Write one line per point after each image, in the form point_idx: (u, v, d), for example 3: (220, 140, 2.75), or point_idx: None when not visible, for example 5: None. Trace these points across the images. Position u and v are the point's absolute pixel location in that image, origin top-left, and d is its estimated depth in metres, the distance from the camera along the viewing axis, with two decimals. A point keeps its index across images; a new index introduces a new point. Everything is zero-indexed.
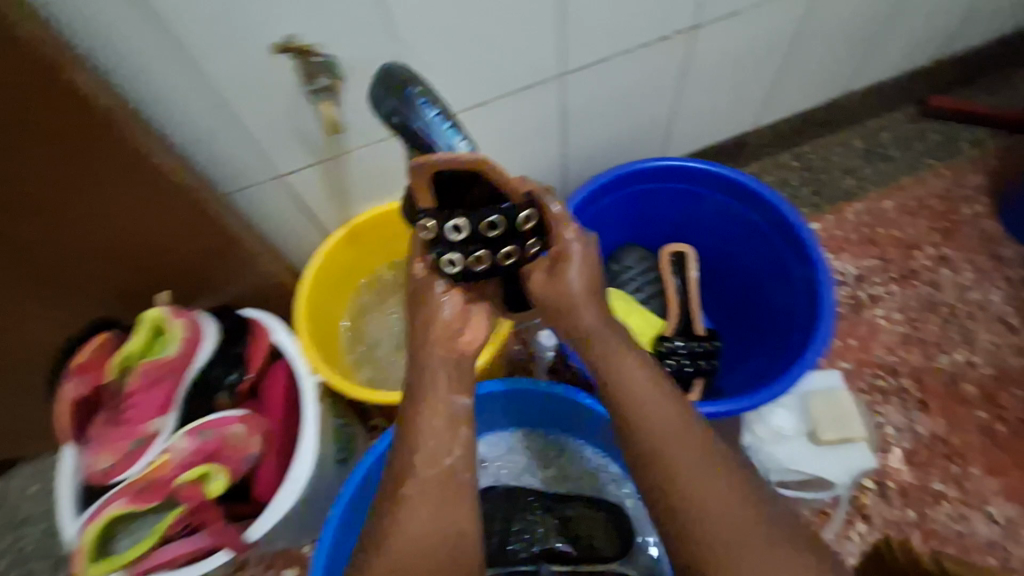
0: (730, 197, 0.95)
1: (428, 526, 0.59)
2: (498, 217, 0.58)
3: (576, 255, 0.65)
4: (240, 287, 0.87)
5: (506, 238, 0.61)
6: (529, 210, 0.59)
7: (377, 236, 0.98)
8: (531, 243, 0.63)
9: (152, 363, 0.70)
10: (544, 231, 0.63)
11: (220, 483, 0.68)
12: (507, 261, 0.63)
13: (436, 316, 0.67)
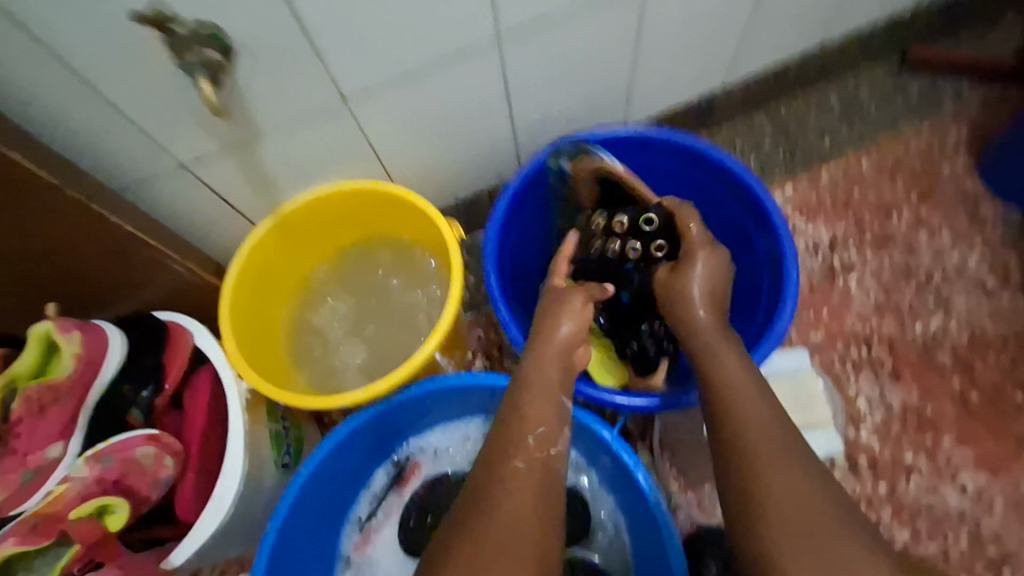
0: (693, 166, 0.88)
1: (524, 516, 0.57)
2: (626, 217, 0.82)
3: (699, 256, 0.72)
4: (155, 291, 0.80)
5: (633, 234, 0.81)
6: (653, 212, 0.80)
7: (315, 222, 0.90)
8: (657, 243, 0.79)
9: (43, 384, 0.63)
10: (675, 242, 0.79)
11: (122, 514, 0.62)
12: (632, 255, 0.80)
13: (556, 324, 0.69)
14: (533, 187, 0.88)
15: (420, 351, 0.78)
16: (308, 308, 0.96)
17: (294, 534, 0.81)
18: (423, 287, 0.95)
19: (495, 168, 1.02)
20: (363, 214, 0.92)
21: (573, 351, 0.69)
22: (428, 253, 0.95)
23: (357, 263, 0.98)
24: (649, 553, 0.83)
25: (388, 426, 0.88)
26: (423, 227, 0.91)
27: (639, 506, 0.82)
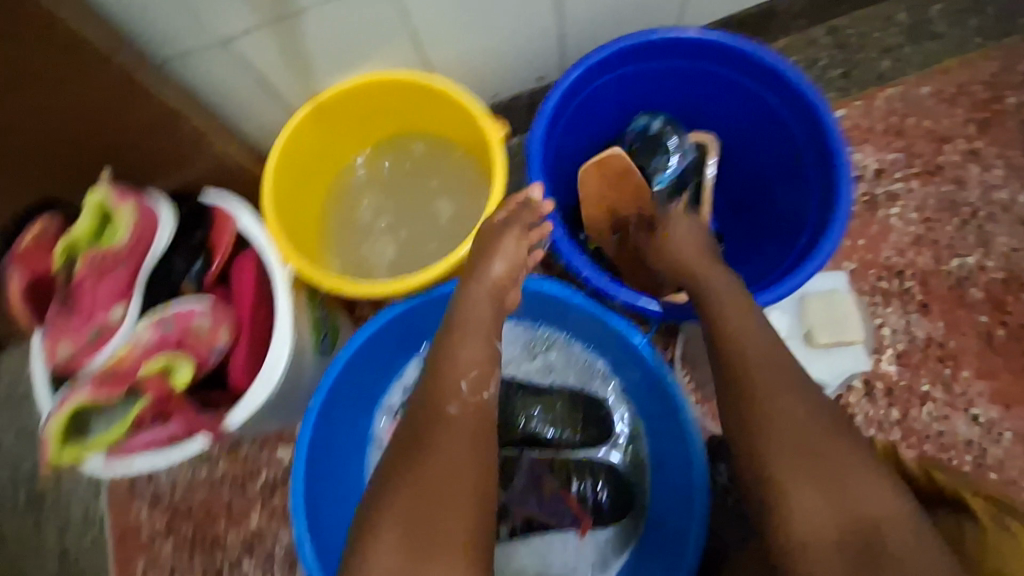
0: (752, 80, 0.84)
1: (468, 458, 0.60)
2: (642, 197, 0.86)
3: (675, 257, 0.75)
4: (193, 174, 0.80)
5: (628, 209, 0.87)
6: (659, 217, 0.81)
7: (354, 112, 0.88)
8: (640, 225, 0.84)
9: (104, 249, 0.66)
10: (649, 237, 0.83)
11: (185, 373, 0.68)
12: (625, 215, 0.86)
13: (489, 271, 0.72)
14: (581, 90, 0.85)
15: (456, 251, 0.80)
16: (346, 203, 0.96)
17: (330, 412, 0.85)
18: (460, 190, 0.94)
19: (537, 69, 0.98)
20: (403, 108, 0.90)
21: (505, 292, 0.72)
22: (466, 155, 0.94)
23: (395, 160, 0.97)
24: (669, 454, 0.87)
25: (420, 321, 0.90)
26: (462, 127, 0.89)
27: (665, 410, 0.85)
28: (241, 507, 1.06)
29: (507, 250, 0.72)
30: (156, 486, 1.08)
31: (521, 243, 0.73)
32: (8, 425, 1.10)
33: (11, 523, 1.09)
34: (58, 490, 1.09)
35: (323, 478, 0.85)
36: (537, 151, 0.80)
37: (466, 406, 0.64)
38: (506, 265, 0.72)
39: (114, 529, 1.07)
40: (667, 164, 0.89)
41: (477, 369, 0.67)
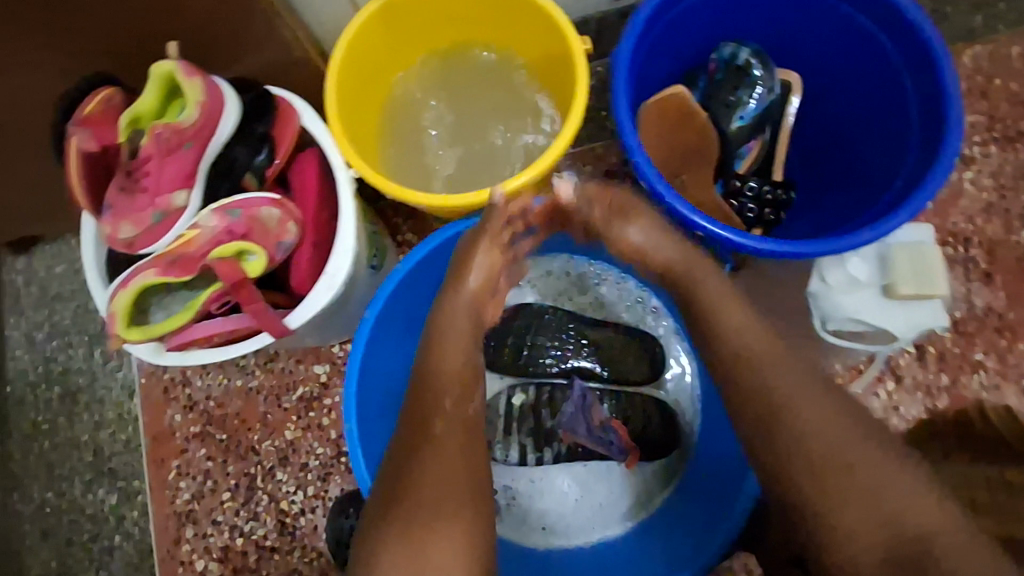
0: (860, 13, 0.76)
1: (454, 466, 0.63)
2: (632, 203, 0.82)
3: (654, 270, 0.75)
4: (254, 65, 0.74)
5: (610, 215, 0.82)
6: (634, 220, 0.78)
7: (422, 13, 0.82)
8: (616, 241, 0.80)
9: (170, 125, 0.62)
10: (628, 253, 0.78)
11: (257, 260, 0.64)
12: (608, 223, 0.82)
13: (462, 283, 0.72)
14: (670, 11, 0.78)
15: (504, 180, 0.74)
16: (400, 112, 0.89)
17: (385, 325, 0.83)
18: (525, 110, 0.88)
19: None
20: (474, 13, 0.83)
21: (482, 300, 0.72)
22: (535, 70, 0.88)
23: (457, 73, 0.90)
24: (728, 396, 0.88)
25: None
26: (539, 39, 0.82)
27: None
28: (277, 419, 1.06)
29: (479, 264, 0.72)
30: (191, 393, 1.08)
31: (493, 254, 0.73)
32: (43, 322, 1.11)
33: (45, 418, 1.09)
34: (93, 389, 1.09)
35: (374, 393, 0.84)
36: (624, 68, 0.74)
37: (451, 421, 0.66)
38: (481, 278, 0.72)
39: (148, 430, 1.07)
40: (750, 102, 0.84)
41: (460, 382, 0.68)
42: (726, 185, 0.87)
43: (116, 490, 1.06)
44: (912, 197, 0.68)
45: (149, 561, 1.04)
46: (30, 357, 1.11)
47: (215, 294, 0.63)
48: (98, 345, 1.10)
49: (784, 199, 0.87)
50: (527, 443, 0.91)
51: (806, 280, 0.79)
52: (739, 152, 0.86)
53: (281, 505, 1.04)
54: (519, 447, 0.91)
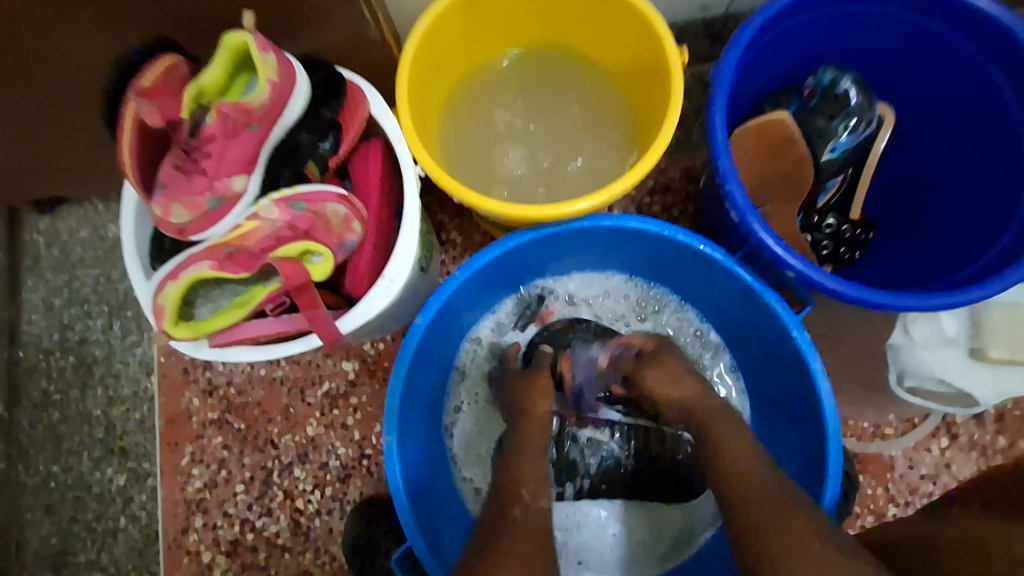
0: (984, 51, 0.70)
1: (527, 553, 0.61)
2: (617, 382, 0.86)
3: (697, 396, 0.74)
4: (322, 43, 0.68)
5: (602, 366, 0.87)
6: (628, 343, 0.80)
7: (506, 3, 0.76)
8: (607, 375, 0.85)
9: (238, 105, 0.56)
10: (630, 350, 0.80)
11: (322, 263, 0.60)
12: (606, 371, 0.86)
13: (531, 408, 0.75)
14: (774, 28, 0.72)
15: (572, 200, 0.69)
16: (467, 107, 0.84)
17: (432, 333, 0.78)
18: (600, 118, 0.83)
19: None
20: (563, 10, 0.77)
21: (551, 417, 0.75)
22: (617, 78, 0.82)
23: (530, 70, 0.84)
24: (793, 448, 0.79)
25: (540, 253, 0.82)
26: (627, 46, 0.77)
27: (802, 399, 0.76)
28: (298, 413, 1.02)
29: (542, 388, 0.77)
30: (211, 377, 1.03)
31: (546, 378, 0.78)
32: (62, 287, 1.06)
33: (57, 388, 1.04)
34: (109, 362, 1.04)
35: (412, 404, 0.79)
36: (722, 89, 0.68)
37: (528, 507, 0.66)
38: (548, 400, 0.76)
39: (163, 412, 1.02)
40: (842, 134, 0.78)
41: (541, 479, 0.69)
42: (804, 218, 0.82)
43: (125, 470, 1.02)
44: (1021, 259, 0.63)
45: (154, 546, 1.00)
46: (46, 324, 1.06)
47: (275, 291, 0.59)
48: (117, 316, 1.05)
49: (860, 241, 0.83)
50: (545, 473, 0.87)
51: (889, 332, 0.74)
52: (824, 184, 0.81)
53: (296, 503, 1.00)
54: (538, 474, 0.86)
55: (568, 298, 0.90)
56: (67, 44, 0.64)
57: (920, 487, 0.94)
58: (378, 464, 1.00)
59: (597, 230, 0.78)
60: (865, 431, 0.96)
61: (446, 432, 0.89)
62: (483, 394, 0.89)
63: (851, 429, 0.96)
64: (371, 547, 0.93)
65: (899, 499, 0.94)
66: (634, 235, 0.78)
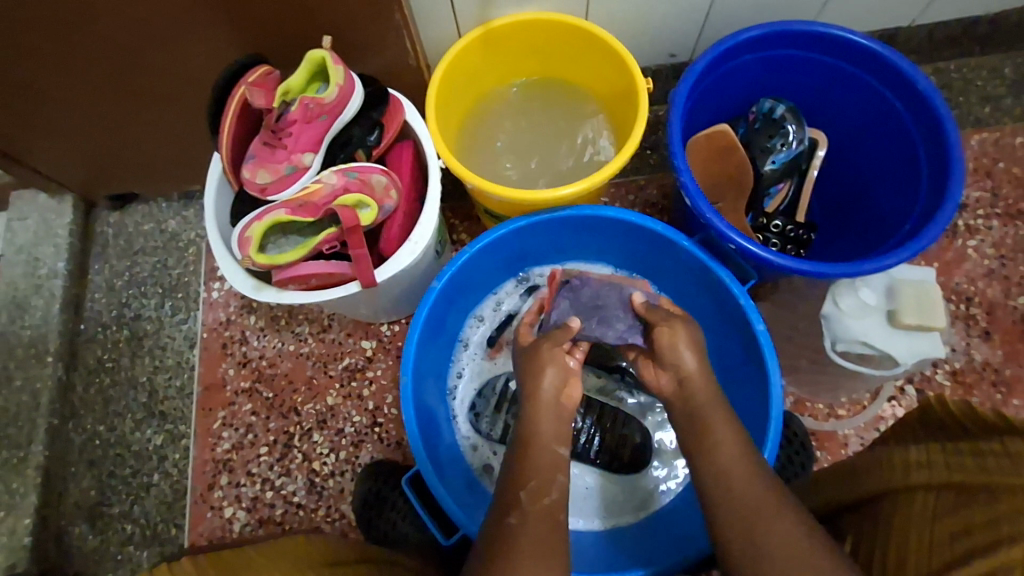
0: (884, 83, 0.89)
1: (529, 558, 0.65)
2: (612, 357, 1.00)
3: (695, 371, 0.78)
4: (373, 65, 0.89)
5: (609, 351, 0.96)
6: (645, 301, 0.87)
7: (513, 44, 0.97)
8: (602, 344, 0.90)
9: (317, 98, 0.75)
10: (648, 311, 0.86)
11: (368, 213, 0.77)
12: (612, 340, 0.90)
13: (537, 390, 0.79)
14: (721, 65, 0.92)
15: (560, 188, 0.88)
16: (481, 124, 1.05)
17: (443, 301, 0.95)
18: (588, 134, 1.04)
19: (670, 46, 1.11)
20: (557, 50, 0.99)
21: (561, 395, 0.79)
22: (601, 104, 1.03)
23: (532, 96, 1.06)
24: (748, 407, 0.92)
25: (534, 241, 1.00)
26: (608, 78, 0.98)
27: (754, 359, 0.90)
28: (321, 383, 1.15)
29: (549, 361, 0.80)
30: (246, 351, 1.18)
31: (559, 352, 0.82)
32: (123, 270, 1.23)
33: (110, 356, 1.18)
34: (158, 336, 1.19)
35: (424, 361, 0.94)
36: (678, 107, 0.87)
37: (524, 514, 0.70)
38: (555, 375, 0.79)
39: (202, 380, 1.16)
40: (781, 149, 0.97)
41: (543, 478, 0.73)
42: (756, 219, 0.99)
43: (162, 431, 1.14)
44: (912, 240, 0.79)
45: (182, 501, 1.11)
46: (107, 301, 1.22)
47: (329, 236, 0.75)
48: (169, 296, 1.21)
49: (803, 239, 1.00)
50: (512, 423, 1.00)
51: (821, 303, 0.89)
52: (768, 191, 0.99)
53: (313, 465, 1.11)
54: (503, 424, 1.00)
55: None
56: (186, 53, 0.86)
57: None
58: (389, 432, 1.12)
59: (584, 219, 0.95)
60: (821, 411, 1.09)
61: (450, 393, 1.05)
62: (481, 362, 1.07)
63: (808, 409, 1.10)
64: (378, 500, 1.03)
65: None
66: (612, 226, 0.96)
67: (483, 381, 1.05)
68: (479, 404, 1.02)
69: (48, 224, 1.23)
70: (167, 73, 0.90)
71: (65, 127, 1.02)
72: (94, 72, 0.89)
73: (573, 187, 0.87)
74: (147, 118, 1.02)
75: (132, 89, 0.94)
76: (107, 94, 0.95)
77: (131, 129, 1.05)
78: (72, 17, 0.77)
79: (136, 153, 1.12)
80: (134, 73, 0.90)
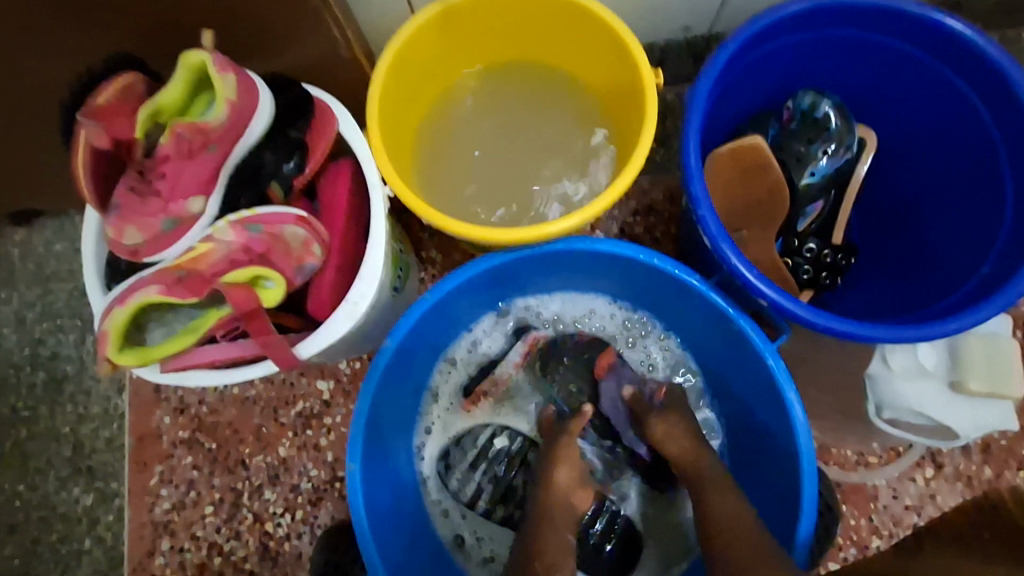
0: (965, 79, 0.69)
1: None
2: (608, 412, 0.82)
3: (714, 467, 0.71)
4: (294, 62, 0.68)
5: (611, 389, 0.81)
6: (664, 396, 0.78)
7: (480, 23, 0.75)
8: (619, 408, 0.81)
9: (195, 125, 0.55)
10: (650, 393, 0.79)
11: (275, 289, 0.58)
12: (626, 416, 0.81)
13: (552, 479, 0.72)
14: (752, 50, 0.70)
15: (545, 223, 0.68)
16: (443, 128, 0.83)
17: (401, 357, 0.77)
18: (582, 136, 0.82)
19: (684, 18, 0.89)
20: (540, 30, 0.77)
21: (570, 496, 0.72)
22: (596, 98, 0.82)
23: (507, 88, 0.84)
24: (768, 480, 0.77)
25: (515, 274, 0.81)
26: (606, 67, 0.76)
27: (779, 426, 0.74)
28: (271, 433, 1.00)
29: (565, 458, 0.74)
30: (184, 395, 1.01)
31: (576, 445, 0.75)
32: (35, 301, 1.05)
33: (26, 404, 1.02)
34: (80, 379, 1.02)
35: (380, 429, 0.78)
36: (699, 110, 0.67)
37: None
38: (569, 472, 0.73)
39: (133, 430, 1.00)
40: (822, 159, 0.76)
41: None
42: (786, 242, 0.80)
43: (92, 489, 0.99)
44: (997, 294, 0.61)
45: (118, 570, 0.97)
46: (18, 337, 1.04)
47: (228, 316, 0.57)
48: (91, 332, 1.04)
49: (843, 267, 0.81)
50: (484, 488, 0.85)
51: (867, 360, 0.72)
52: (804, 210, 0.79)
53: (266, 527, 0.97)
54: (475, 486, 0.85)
55: (552, 320, 0.89)
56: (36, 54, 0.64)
57: (904, 519, 0.92)
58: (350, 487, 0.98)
59: (575, 253, 0.76)
60: (848, 459, 0.94)
61: (416, 453, 0.88)
62: (454, 413, 0.89)
63: (833, 457, 0.94)
64: None
65: (883, 532, 0.92)
66: (609, 260, 0.77)
67: (457, 432, 0.88)
68: (454, 457, 0.86)
69: None
70: None
71: None
72: None
73: (563, 223, 0.67)
74: (19, 130, 0.80)
75: None
76: None
77: (10, 143, 0.84)
78: None
79: (29, 169, 0.91)
80: None
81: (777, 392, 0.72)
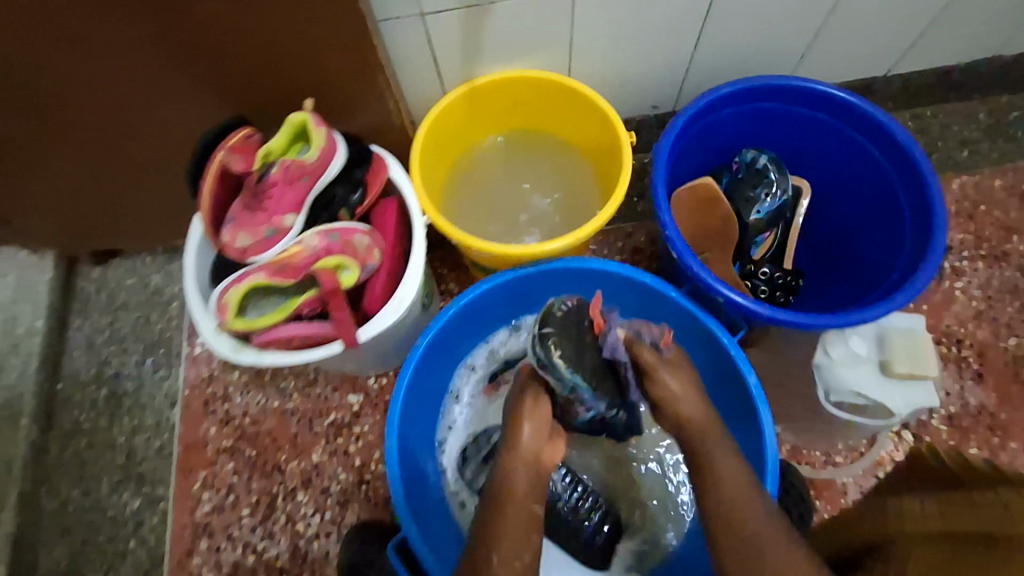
0: (864, 135, 0.91)
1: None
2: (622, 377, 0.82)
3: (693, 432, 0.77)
4: (358, 124, 0.90)
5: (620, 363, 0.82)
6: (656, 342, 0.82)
7: (497, 101, 0.99)
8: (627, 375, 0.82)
9: (296, 161, 0.75)
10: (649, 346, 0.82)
11: (351, 275, 0.76)
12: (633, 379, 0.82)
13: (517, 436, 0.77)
14: (703, 118, 0.93)
15: (550, 242, 0.87)
16: (466, 180, 1.05)
17: (430, 354, 0.93)
18: (577, 184, 1.04)
19: (653, 99, 1.14)
20: (542, 105, 1.00)
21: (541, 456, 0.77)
22: (586, 155, 1.04)
23: (517, 149, 1.06)
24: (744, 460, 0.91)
25: (525, 290, 0.98)
26: (592, 132, 0.99)
27: (748, 410, 0.88)
28: (306, 441, 1.12)
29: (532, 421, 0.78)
30: (229, 409, 1.14)
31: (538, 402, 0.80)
32: (104, 327, 1.21)
33: (87, 417, 1.15)
34: (138, 394, 1.16)
35: (411, 417, 0.91)
36: (663, 161, 0.88)
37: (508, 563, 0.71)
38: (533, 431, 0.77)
39: (182, 439, 1.12)
40: (765, 199, 0.96)
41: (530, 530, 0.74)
42: (743, 267, 0.99)
43: (140, 494, 1.10)
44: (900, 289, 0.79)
45: (159, 567, 1.06)
46: (85, 358, 1.19)
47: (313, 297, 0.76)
48: (151, 354, 1.19)
49: (791, 286, 1.00)
50: None
51: (814, 353, 0.88)
52: (756, 240, 0.98)
53: (297, 528, 1.07)
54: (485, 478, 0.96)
55: None
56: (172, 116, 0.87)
57: None
58: (375, 489, 1.09)
59: (574, 271, 0.94)
60: (817, 459, 1.07)
61: (439, 446, 1.02)
62: (474, 411, 1.04)
63: (804, 457, 1.07)
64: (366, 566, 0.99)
65: None
66: (602, 275, 0.94)
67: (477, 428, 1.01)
68: (470, 450, 0.98)
69: (29, 282, 1.21)
70: (152, 133, 0.90)
71: (52, 187, 1.02)
72: (80, 135, 0.89)
73: (563, 241, 0.87)
74: (128, 177, 1.01)
75: (117, 151, 0.94)
76: (89, 156, 0.95)
77: (117, 189, 1.04)
78: (54, 83, 0.78)
79: (122, 212, 1.11)
80: (119, 135, 0.90)
81: (744, 379, 0.87)
